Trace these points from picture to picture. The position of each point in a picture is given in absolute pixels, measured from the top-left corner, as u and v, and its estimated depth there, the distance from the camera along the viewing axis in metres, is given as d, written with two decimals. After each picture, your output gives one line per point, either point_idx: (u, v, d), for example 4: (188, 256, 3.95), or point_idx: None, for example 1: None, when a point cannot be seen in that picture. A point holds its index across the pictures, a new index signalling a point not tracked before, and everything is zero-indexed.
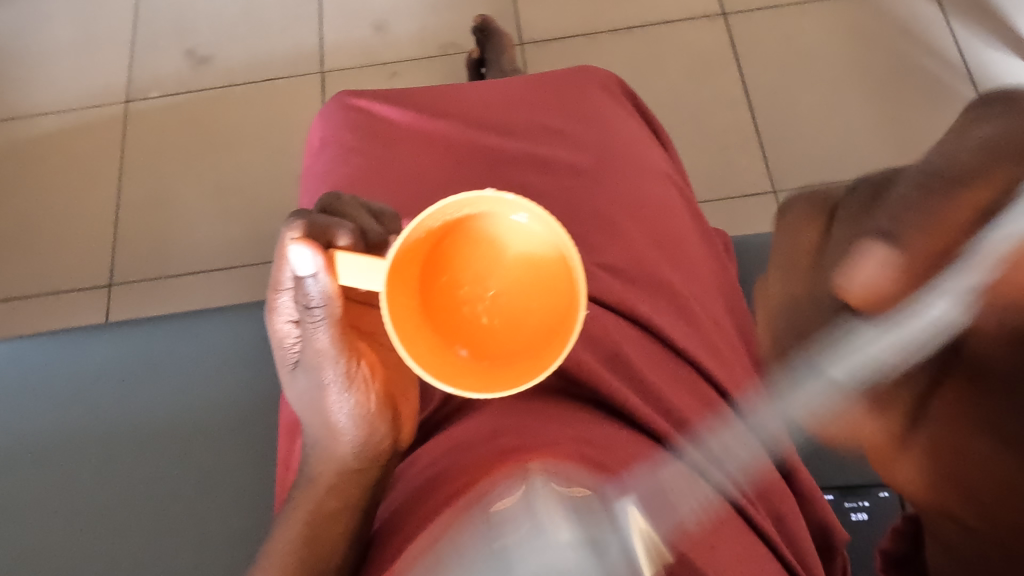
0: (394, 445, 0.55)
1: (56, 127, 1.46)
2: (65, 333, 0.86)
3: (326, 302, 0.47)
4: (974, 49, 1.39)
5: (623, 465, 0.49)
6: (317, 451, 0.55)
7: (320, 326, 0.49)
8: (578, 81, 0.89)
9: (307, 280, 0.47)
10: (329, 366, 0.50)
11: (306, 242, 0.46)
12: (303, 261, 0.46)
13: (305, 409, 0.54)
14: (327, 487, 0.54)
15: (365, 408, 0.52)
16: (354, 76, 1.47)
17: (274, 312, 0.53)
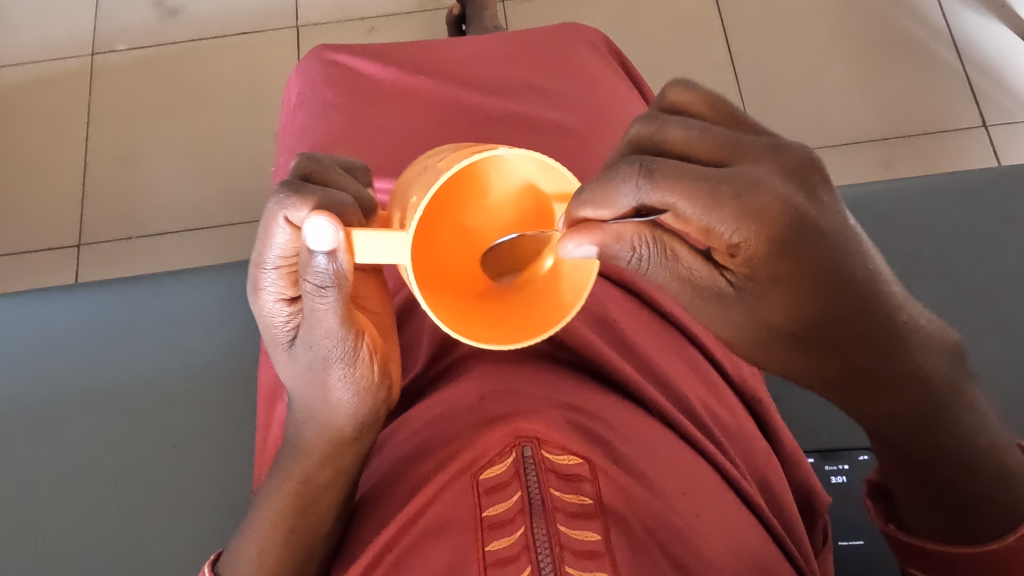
0: (388, 397, 0.53)
1: (18, 80, 1.42)
2: (37, 295, 0.84)
3: (337, 280, 0.44)
4: (955, 15, 1.40)
5: (610, 429, 0.49)
6: (310, 425, 0.52)
7: (328, 304, 0.45)
8: (564, 39, 0.87)
9: (317, 257, 0.42)
10: (336, 343, 0.48)
11: (322, 213, 0.42)
12: (317, 236, 0.42)
13: (299, 388, 0.51)
14: (320, 459, 0.52)
15: (368, 382, 0.50)
16: (331, 30, 1.43)
17: (260, 290, 0.48)
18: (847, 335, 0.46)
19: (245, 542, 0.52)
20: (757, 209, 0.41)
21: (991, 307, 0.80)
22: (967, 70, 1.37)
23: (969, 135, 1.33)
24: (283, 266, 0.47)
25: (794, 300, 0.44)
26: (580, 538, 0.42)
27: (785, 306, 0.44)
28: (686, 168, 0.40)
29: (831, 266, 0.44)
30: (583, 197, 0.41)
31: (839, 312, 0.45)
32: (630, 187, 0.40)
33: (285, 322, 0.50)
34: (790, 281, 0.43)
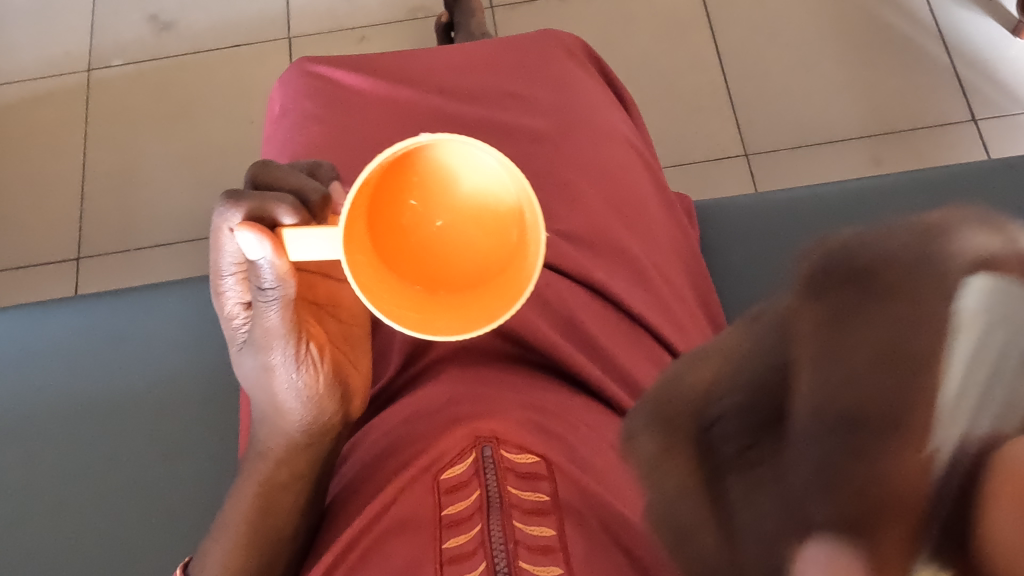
0: (344, 418, 0.55)
1: (16, 97, 1.44)
2: (27, 307, 0.86)
3: (280, 284, 0.46)
4: (942, 9, 1.40)
5: (571, 429, 0.51)
6: (264, 425, 0.54)
7: (272, 306, 0.47)
8: (540, 45, 0.88)
9: (257, 263, 0.45)
10: (282, 346, 0.49)
11: (250, 225, 0.44)
12: (248, 244, 0.44)
13: (252, 389, 0.53)
14: (276, 461, 0.54)
15: (314, 391, 0.52)
16: (322, 41, 1.45)
17: (220, 293, 0.52)
18: None
19: (214, 545, 0.53)
20: None
21: None
22: (954, 65, 1.37)
23: (957, 129, 1.33)
24: (236, 272, 0.51)
25: None
26: (536, 533, 0.43)
27: None
28: None
29: None
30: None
31: (798, 445, 0.24)
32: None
33: (243, 324, 0.53)
34: None
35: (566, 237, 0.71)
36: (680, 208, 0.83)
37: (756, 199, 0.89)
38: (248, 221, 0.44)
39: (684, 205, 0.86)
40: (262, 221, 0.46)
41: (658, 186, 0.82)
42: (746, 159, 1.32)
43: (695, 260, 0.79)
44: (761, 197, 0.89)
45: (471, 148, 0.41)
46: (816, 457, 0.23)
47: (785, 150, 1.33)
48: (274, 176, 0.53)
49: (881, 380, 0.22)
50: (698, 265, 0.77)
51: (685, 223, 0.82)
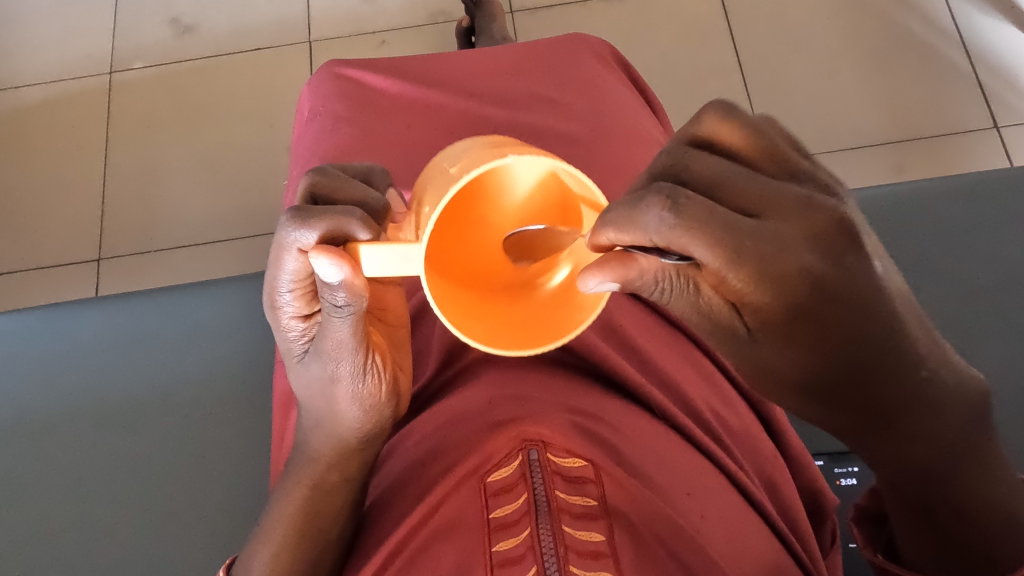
0: (395, 419, 0.55)
1: (39, 99, 1.45)
2: (59, 307, 0.87)
3: (355, 303, 0.45)
4: (964, 16, 1.40)
5: (615, 432, 0.50)
6: (317, 430, 0.54)
7: (344, 320, 0.47)
8: (570, 49, 0.88)
9: (336, 289, 0.44)
10: (350, 357, 0.49)
11: (326, 250, 0.43)
12: (324, 270, 0.43)
13: (309, 397, 0.52)
14: (327, 463, 0.54)
15: (377, 399, 0.52)
16: (343, 44, 1.45)
17: (277, 309, 0.50)
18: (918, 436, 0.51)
19: (259, 546, 0.54)
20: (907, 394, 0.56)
21: (995, 312, 0.80)
22: (977, 71, 1.36)
23: (981, 136, 1.32)
24: (297, 288, 0.49)
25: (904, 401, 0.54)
26: (585, 538, 0.43)
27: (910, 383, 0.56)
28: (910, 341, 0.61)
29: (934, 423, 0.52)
30: (607, 220, 0.40)
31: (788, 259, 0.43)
32: (654, 215, 0.39)
33: (299, 335, 0.51)
34: None
35: None
36: None
37: None
38: (322, 245, 0.43)
39: None
40: (337, 240, 0.45)
41: None
42: None
43: None
44: None
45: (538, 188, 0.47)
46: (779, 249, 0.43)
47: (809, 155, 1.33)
48: (337, 189, 0.52)
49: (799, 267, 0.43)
50: None
51: None
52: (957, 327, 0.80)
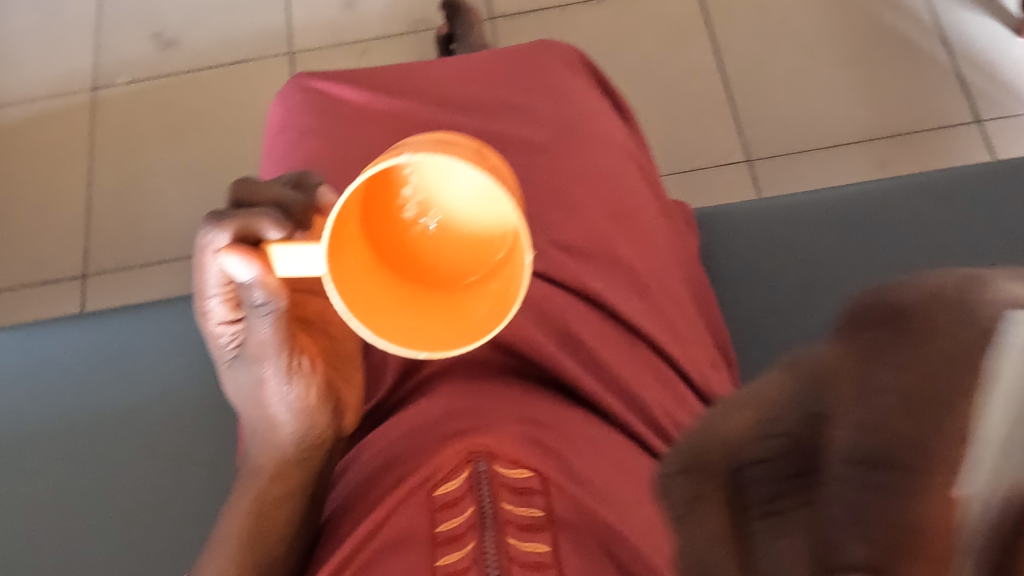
0: (337, 432, 0.55)
1: (22, 117, 1.45)
2: (26, 325, 0.85)
3: (271, 301, 0.46)
4: (944, 11, 1.39)
5: (566, 442, 0.50)
6: (259, 441, 0.54)
7: (264, 320, 0.47)
8: (537, 55, 0.88)
9: (248, 284, 0.46)
10: (271, 358, 0.49)
11: (234, 247, 0.45)
12: (235, 267, 0.46)
13: (245, 404, 0.53)
14: (270, 477, 0.54)
15: (308, 401, 0.52)
16: (324, 55, 1.46)
17: (205, 315, 0.52)
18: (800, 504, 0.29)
19: (208, 559, 0.53)
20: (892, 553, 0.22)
21: None
22: (957, 65, 1.36)
23: (962, 131, 1.32)
24: (221, 293, 0.50)
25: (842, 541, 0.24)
26: (529, 549, 0.43)
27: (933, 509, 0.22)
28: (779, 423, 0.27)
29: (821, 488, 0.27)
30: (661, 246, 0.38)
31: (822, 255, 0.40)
32: None
33: (229, 340, 0.53)
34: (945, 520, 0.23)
35: (562, 246, 0.70)
36: (679, 219, 0.81)
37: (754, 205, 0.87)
38: (231, 244, 0.46)
39: (682, 214, 0.84)
40: (247, 239, 0.47)
41: (656, 194, 0.81)
42: (748, 164, 1.32)
43: (695, 266, 0.78)
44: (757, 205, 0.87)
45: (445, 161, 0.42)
46: None
47: (789, 154, 1.33)
48: (254, 192, 0.53)
49: None
50: (697, 272, 0.77)
51: (685, 234, 0.81)
52: None
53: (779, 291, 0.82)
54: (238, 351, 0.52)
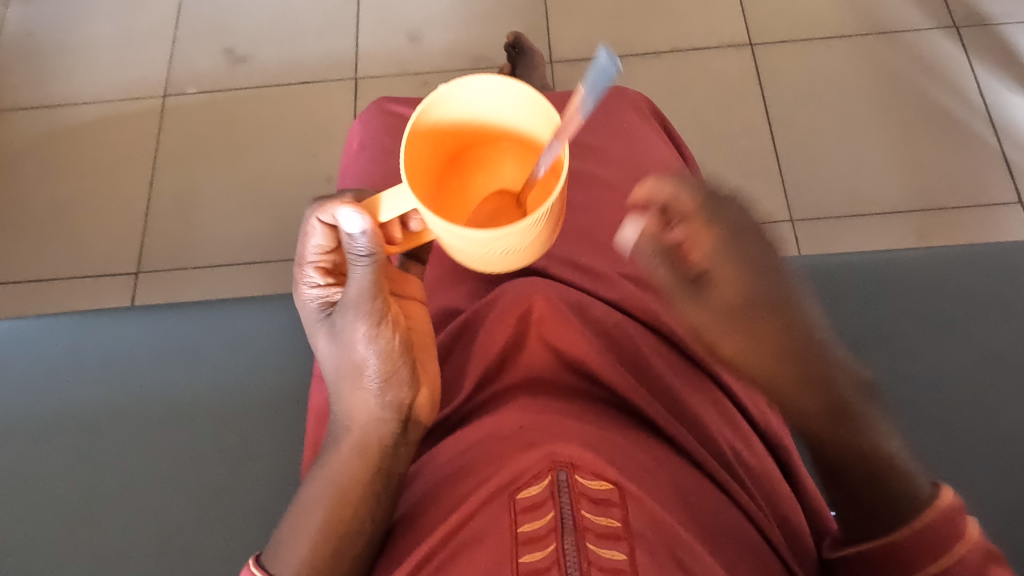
0: (411, 406, 0.59)
1: (94, 116, 1.52)
2: (100, 313, 0.89)
3: (371, 251, 0.52)
4: (992, 92, 1.43)
5: (640, 462, 0.52)
6: (342, 401, 0.59)
7: (361, 269, 0.53)
8: (609, 99, 0.93)
9: (355, 235, 0.51)
10: (366, 307, 0.55)
11: (352, 203, 0.51)
12: (349, 220, 0.51)
13: (332, 363, 0.58)
14: (351, 446, 0.58)
15: (391, 353, 0.56)
16: (387, 83, 1.51)
17: (301, 283, 0.60)
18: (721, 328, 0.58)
19: (293, 533, 0.56)
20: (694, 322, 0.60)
21: (1012, 376, 0.80)
22: (1003, 146, 1.39)
23: (1005, 209, 1.34)
24: (319, 260, 0.60)
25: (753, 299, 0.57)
26: (608, 556, 0.45)
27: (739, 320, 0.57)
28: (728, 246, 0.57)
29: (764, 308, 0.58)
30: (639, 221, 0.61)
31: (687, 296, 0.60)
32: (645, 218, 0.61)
33: (321, 305, 0.60)
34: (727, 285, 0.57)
35: (631, 280, 0.74)
36: None
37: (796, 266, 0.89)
38: (349, 201, 0.52)
39: None
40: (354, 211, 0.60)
41: None
42: (793, 224, 1.35)
43: None
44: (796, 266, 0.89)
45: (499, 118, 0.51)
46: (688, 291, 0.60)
47: (833, 217, 1.36)
48: None
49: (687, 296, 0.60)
50: None
51: None
52: (972, 395, 0.80)
53: None
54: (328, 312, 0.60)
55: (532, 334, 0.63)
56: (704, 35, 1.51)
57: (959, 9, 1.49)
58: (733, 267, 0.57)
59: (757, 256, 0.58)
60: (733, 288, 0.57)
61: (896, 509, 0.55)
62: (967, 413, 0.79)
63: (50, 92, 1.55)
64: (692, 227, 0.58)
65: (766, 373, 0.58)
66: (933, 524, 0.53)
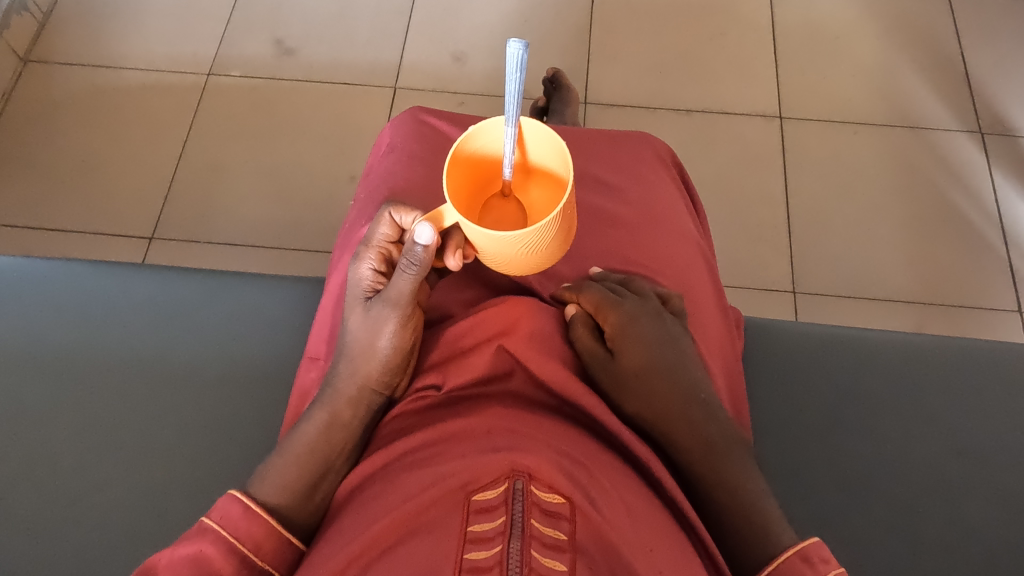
0: (389, 394, 0.66)
1: (139, 82, 1.57)
2: (113, 265, 0.92)
3: (420, 263, 0.59)
4: (1008, 201, 1.46)
5: (597, 484, 0.53)
6: (347, 368, 0.66)
7: (406, 275, 0.61)
8: (634, 143, 0.96)
9: (418, 247, 0.57)
10: (399, 307, 0.63)
11: (429, 221, 0.57)
12: (422, 233, 0.57)
13: (354, 339, 0.66)
14: (346, 399, 0.65)
15: (404, 347, 0.65)
16: (425, 97, 1.55)
17: (361, 258, 0.67)
18: (634, 364, 0.68)
19: (275, 463, 0.62)
20: (621, 351, 0.69)
21: (976, 471, 0.79)
22: (1011, 254, 1.41)
23: (1004, 316, 1.36)
24: (382, 247, 0.66)
25: (654, 350, 0.69)
26: (550, 565, 0.47)
27: (641, 359, 0.68)
28: (651, 298, 0.74)
29: (664, 361, 0.69)
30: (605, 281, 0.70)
31: (614, 334, 0.70)
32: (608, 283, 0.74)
33: (367, 284, 0.67)
34: (637, 331, 0.70)
35: None
36: (730, 319, 0.86)
37: (784, 328, 0.90)
38: (428, 218, 0.57)
39: (734, 316, 0.87)
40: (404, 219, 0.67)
41: (715, 291, 0.86)
42: (793, 295, 1.38)
43: (735, 365, 0.82)
44: (783, 328, 0.90)
45: (532, 138, 0.58)
46: (619, 328, 0.70)
47: (833, 296, 1.38)
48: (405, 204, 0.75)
49: (617, 332, 0.70)
50: (736, 372, 0.80)
51: (733, 333, 0.85)
52: (941, 483, 0.79)
53: (794, 418, 0.83)
54: (370, 294, 0.67)
55: (514, 342, 0.65)
56: (737, 101, 1.55)
57: (986, 116, 1.52)
58: (634, 334, 0.70)
59: (653, 321, 0.71)
60: (635, 352, 0.69)
61: (751, 541, 0.60)
62: (932, 500, 0.78)
63: (101, 52, 1.60)
64: (596, 292, 0.73)
65: (658, 416, 0.66)
66: (786, 559, 0.57)
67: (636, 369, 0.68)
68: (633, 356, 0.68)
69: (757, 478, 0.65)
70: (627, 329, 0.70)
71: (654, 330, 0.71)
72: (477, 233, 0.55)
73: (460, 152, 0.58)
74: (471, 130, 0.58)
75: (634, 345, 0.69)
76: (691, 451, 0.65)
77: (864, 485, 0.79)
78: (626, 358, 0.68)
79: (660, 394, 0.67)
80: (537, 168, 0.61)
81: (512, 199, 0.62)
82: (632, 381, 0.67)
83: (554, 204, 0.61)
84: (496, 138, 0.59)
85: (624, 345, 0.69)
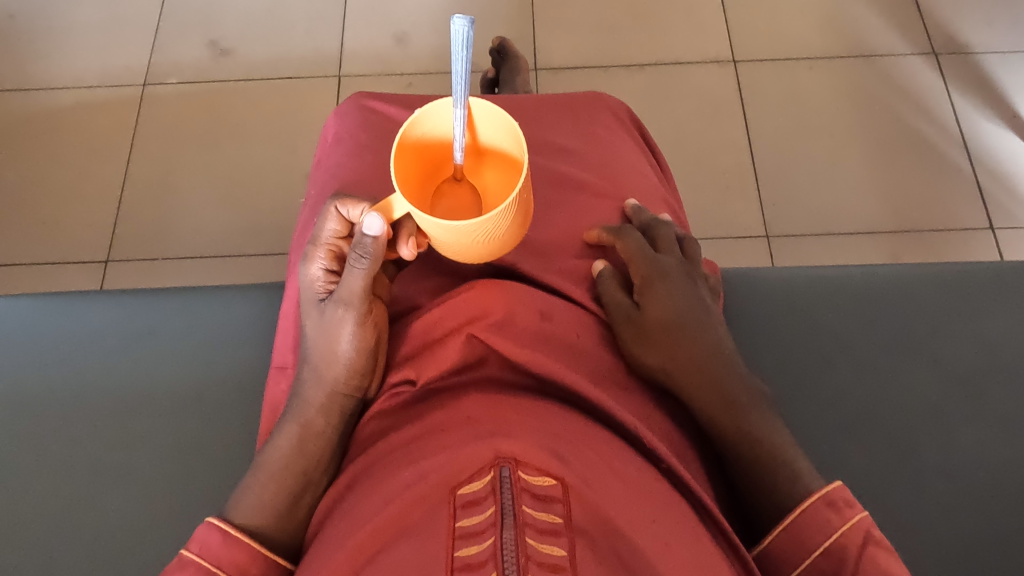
0: (360, 398, 0.63)
1: (72, 100, 1.50)
2: (62, 294, 0.88)
3: (371, 255, 0.56)
4: (970, 119, 1.45)
5: (589, 459, 0.51)
6: (313, 375, 0.63)
7: (357, 270, 0.57)
8: (588, 104, 0.93)
9: (366, 237, 0.54)
10: (355, 304, 0.60)
11: (375, 211, 0.54)
12: (370, 223, 0.53)
13: (314, 344, 0.63)
14: (316, 407, 0.62)
15: (367, 346, 0.61)
16: (371, 82, 1.51)
17: (311, 259, 0.64)
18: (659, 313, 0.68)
19: (252, 481, 0.60)
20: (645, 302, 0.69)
21: (974, 401, 0.78)
22: (978, 175, 1.40)
23: (977, 236, 1.36)
24: (332, 243, 0.63)
25: (678, 299, 0.70)
26: (547, 551, 0.44)
27: (667, 309, 0.69)
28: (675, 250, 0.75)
29: (689, 310, 0.69)
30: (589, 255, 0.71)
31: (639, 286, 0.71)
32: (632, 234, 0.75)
33: (321, 285, 0.64)
34: (660, 282, 0.71)
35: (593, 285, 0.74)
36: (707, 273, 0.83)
37: (762, 277, 0.88)
38: (374, 208, 0.54)
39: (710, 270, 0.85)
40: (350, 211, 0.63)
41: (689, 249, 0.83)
42: (767, 240, 1.36)
43: None
44: (762, 277, 0.88)
45: (484, 121, 0.55)
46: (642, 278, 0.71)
47: (807, 237, 1.36)
48: None
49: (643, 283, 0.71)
50: None
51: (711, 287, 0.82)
52: (938, 416, 0.77)
53: (781, 366, 0.82)
54: (325, 296, 0.63)
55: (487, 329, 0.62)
56: (689, 49, 1.52)
57: (939, 37, 1.51)
58: (660, 285, 0.70)
59: (677, 273, 0.72)
60: (660, 301, 0.69)
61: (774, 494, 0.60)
62: (931, 435, 0.76)
63: (28, 74, 1.53)
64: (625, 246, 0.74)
65: (684, 367, 0.65)
66: (810, 505, 0.57)
67: (662, 319, 0.68)
68: (657, 307, 0.69)
69: (778, 430, 0.64)
70: (649, 280, 0.71)
71: (676, 280, 0.71)
72: (432, 226, 0.52)
73: (406, 138, 0.54)
74: (417, 115, 0.54)
75: (659, 296, 0.69)
76: (711, 402, 0.64)
77: (860, 427, 0.77)
78: (650, 308, 0.69)
79: (687, 343, 0.67)
80: (488, 149, 0.58)
81: (465, 184, 0.59)
82: (657, 331, 0.67)
83: (508, 188, 0.58)
84: (444, 121, 0.56)
85: (650, 295, 0.70)
